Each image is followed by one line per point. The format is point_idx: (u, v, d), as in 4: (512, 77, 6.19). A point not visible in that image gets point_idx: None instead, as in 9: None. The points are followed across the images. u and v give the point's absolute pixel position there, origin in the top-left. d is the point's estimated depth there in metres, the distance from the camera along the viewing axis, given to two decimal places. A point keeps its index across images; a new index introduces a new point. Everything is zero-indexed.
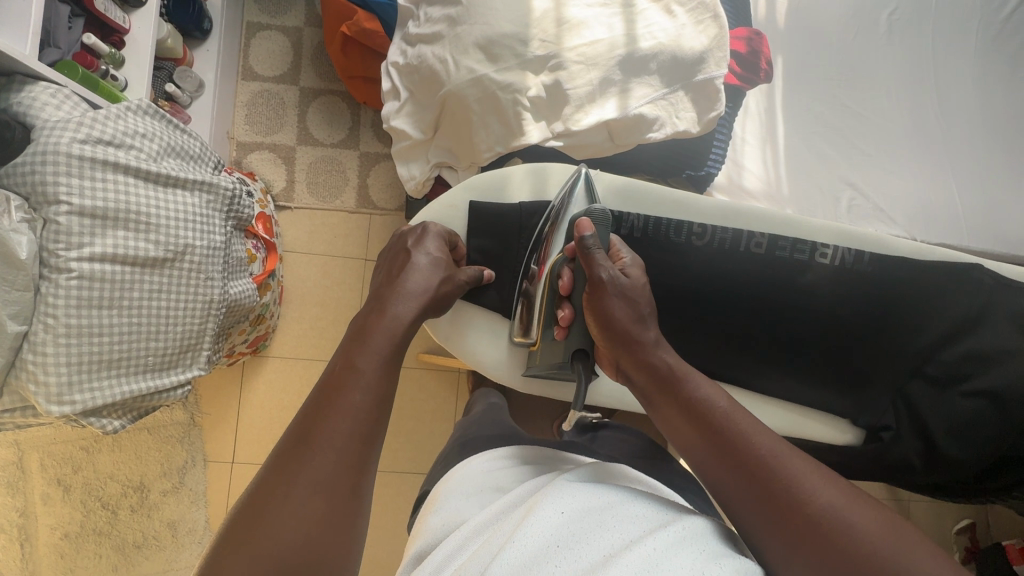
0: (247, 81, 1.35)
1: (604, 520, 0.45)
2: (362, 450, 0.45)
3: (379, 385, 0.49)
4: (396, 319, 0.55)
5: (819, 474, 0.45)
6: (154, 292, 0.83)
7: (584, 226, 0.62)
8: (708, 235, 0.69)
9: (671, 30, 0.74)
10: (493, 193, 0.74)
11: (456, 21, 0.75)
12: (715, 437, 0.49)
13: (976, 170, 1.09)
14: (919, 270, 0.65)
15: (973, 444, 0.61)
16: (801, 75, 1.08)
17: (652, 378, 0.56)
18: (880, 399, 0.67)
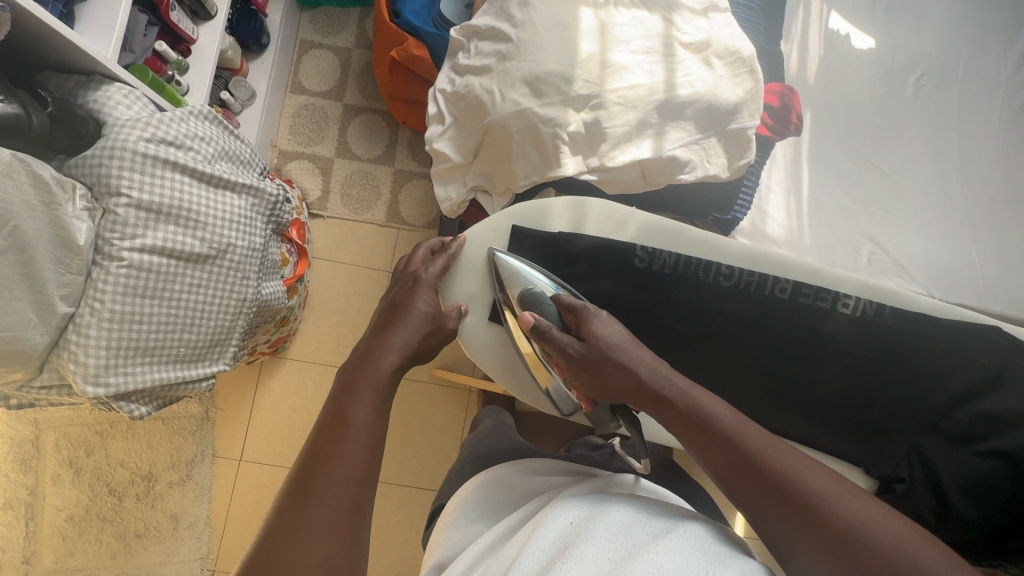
0: (295, 94, 1.42)
1: (613, 524, 0.47)
2: (363, 497, 0.49)
3: (373, 430, 0.53)
4: (379, 367, 0.59)
5: (815, 468, 0.51)
6: (194, 286, 0.87)
7: (527, 320, 0.66)
8: (735, 277, 0.70)
9: (709, 81, 0.77)
10: (533, 220, 0.76)
11: (506, 57, 0.80)
12: (725, 447, 0.54)
13: (996, 234, 1.11)
14: (944, 332, 0.66)
15: (983, 503, 0.62)
16: (828, 130, 1.12)
17: (652, 402, 0.60)
18: (896, 451, 0.67)
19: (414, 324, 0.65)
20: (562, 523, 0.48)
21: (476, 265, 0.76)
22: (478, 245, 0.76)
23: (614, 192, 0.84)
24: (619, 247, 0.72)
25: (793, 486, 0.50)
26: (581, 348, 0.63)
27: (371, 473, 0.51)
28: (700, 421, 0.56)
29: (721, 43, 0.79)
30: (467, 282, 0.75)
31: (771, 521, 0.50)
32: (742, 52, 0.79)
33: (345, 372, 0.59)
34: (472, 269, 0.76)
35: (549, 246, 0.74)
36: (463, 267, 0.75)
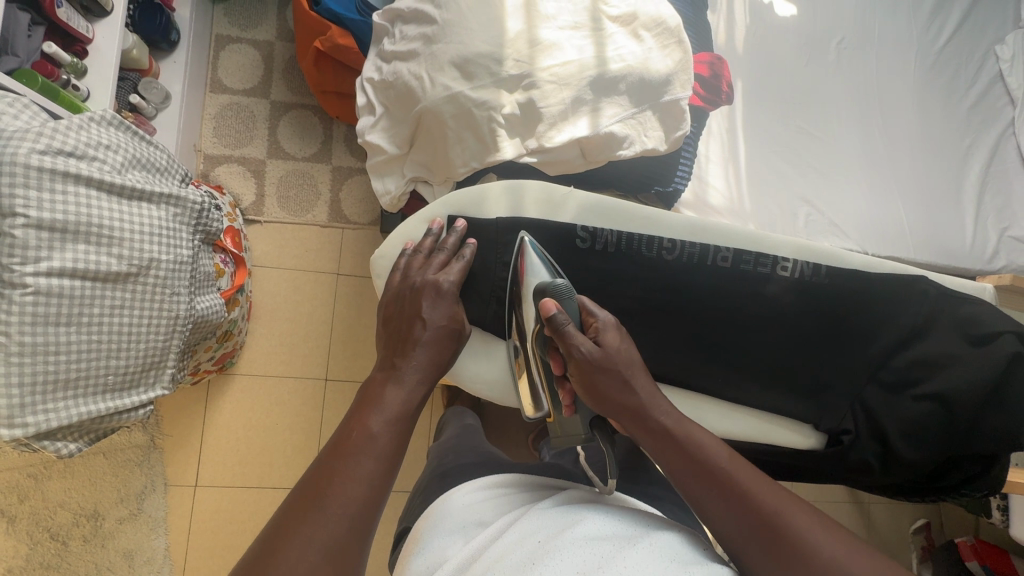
0: (215, 93, 1.33)
1: (583, 540, 0.49)
2: (368, 513, 0.48)
3: (388, 460, 0.51)
4: (403, 392, 0.57)
5: (817, 519, 0.51)
6: (116, 307, 0.80)
7: (547, 307, 0.62)
8: (677, 249, 0.71)
9: (639, 54, 0.76)
10: (468, 210, 0.75)
11: (432, 40, 0.77)
12: (723, 494, 0.53)
13: (918, 187, 1.18)
14: (877, 283, 0.67)
15: (924, 444, 0.61)
16: (759, 98, 1.14)
17: (654, 442, 0.59)
18: (838, 405, 0.67)
19: (443, 334, 0.64)
20: (536, 542, 0.49)
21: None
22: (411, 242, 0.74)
23: (556, 174, 0.83)
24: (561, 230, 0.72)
25: (794, 541, 0.49)
26: (597, 351, 0.60)
27: (383, 491, 0.50)
28: (704, 472, 0.55)
29: (648, 14, 0.77)
30: None
31: None
32: (668, 23, 0.78)
33: (374, 380, 0.58)
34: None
35: (490, 236, 0.73)
36: None
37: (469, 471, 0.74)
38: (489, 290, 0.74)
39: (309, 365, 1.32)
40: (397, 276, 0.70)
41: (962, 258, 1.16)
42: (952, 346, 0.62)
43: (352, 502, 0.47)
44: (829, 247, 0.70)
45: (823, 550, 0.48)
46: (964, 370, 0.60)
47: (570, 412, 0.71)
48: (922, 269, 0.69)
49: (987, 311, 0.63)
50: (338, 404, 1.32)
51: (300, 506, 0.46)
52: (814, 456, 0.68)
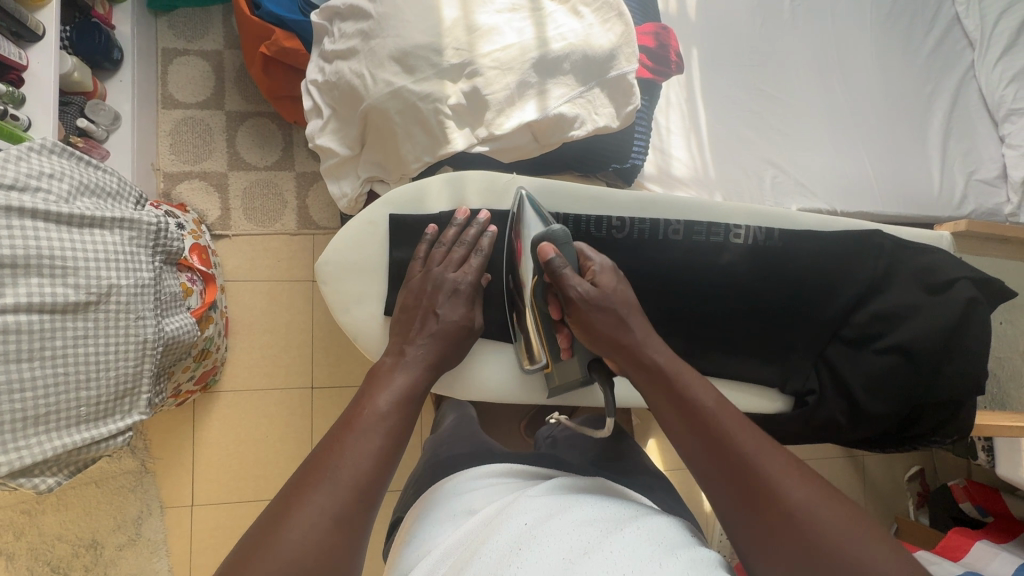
0: (168, 109, 1.30)
1: (581, 516, 0.51)
2: (374, 492, 0.49)
3: (394, 443, 0.52)
4: (407, 377, 0.59)
5: (798, 476, 0.48)
6: (80, 338, 0.79)
7: (545, 251, 0.62)
8: (627, 227, 0.69)
9: (580, 31, 0.74)
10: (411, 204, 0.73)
11: (369, 35, 0.75)
12: (705, 438, 0.52)
13: (882, 139, 1.17)
14: (833, 242, 0.66)
15: (888, 397, 0.62)
16: (715, 63, 1.13)
17: (647, 381, 0.58)
18: (803, 365, 0.65)
19: (456, 329, 0.65)
20: (520, 524, 0.49)
21: (361, 265, 0.73)
22: (356, 240, 0.73)
23: (510, 161, 0.81)
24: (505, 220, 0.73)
25: (767, 490, 0.47)
26: (593, 290, 0.61)
27: (389, 471, 0.51)
28: (688, 411, 0.54)
29: None
30: (356, 282, 0.72)
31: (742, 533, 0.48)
32: None
33: (381, 366, 0.60)
34: (352, 275, 0.73)
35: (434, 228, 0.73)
36: (352, 267, 0.73)
37: (449, 466, 0.74)
38: None
39: (294, 375, 1.32)
40: (417, 265, 0.70)
41: (929, 205, 1.16)
42: (912, 295, 0.62)
43: (356, 474, 0.48)
44: (779, 212, 0.69)
45: (797, 504, 0.46)
46: (926, 316, 0.60)
47: (568, 356, 0.69)
48: (877, 223, 0.69)
49: (942, 260, 0.63)
50: (326, 409, 1.32)
51: (306, 478, 0.48)
52: (784, 420, 0.66)
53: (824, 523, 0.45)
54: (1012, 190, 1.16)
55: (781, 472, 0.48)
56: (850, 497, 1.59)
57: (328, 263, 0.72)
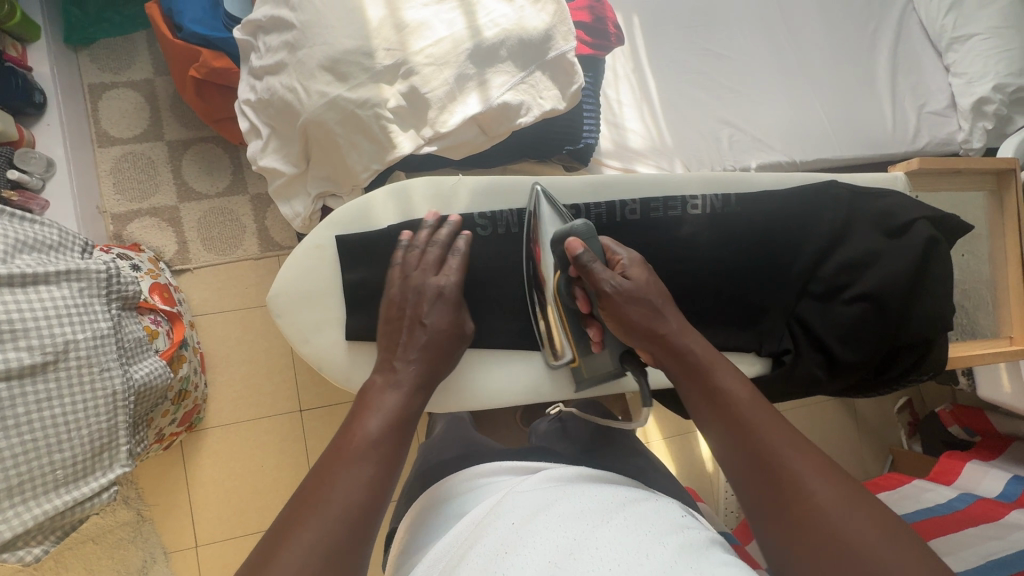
0: (105, 147, 1.25)
1: (569, 511, 0.50)
2: (364, 516, 0.48)
3: (382, 466, 0.51)
4: (397, 398, 0.58)
5: (824, 474, 0.48)
6: (43, 402, 0.76)
7: (573, 247, 0.61)
8: (582, 213, 0.68)
9: (512, 14, 0.72)
10: (359, 223, 0.71)
11: (296, 46, 0.72)
12: (735, 428, 0.53)
13: (831, 84, 1.17)
14: (789, 199, 0.66)
15: (862, 345, 0.62)
16: (658, 29, 1.11)
17: (680, 369, 0.59)
18: (776, 325, 0.65)
19: (446, 339, 0.64)
20: (508, 525, 0.49)
21: (313, 291, 0.70)
22: (304, 268, 0.70)
23: (462, 157, 0.79)
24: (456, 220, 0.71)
25: (792, 480, 0.48)
26: (624, 285, 0.60)
27: (383, 496, 0.50)
28: (720, 403, 0.55)
29: None
30: (314, 306, 0.70)
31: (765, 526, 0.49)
32: None
33: (374, 385, 0.59)
34: (311, 302, 0.69)
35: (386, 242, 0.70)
36: (304, 295, 0.70)
37: (442, 474, 0.73)
38: None
39: (281, 401, 1.30)
40: (396, 274, 0.66)
41: (886, 144, 1.16)
42: (873, 242, 0.62)
43: (345, 502, 0.48)
44: (734, 176, 0.69)
45: (819, 495, 0.46)
46: (890, 262, 0.60)
47: (599, 348, 0.68)
48: (830, 175, 0.69)
49: (899, 202, 0.64)
50: (319, 431, 1.30)
51: (294, 511, 0.47)
52: (764, 382, 0.66)
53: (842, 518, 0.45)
54: (962, 118, 1.17)
55: (807, 467, 0.48)
56: (845, 436, 1.64)
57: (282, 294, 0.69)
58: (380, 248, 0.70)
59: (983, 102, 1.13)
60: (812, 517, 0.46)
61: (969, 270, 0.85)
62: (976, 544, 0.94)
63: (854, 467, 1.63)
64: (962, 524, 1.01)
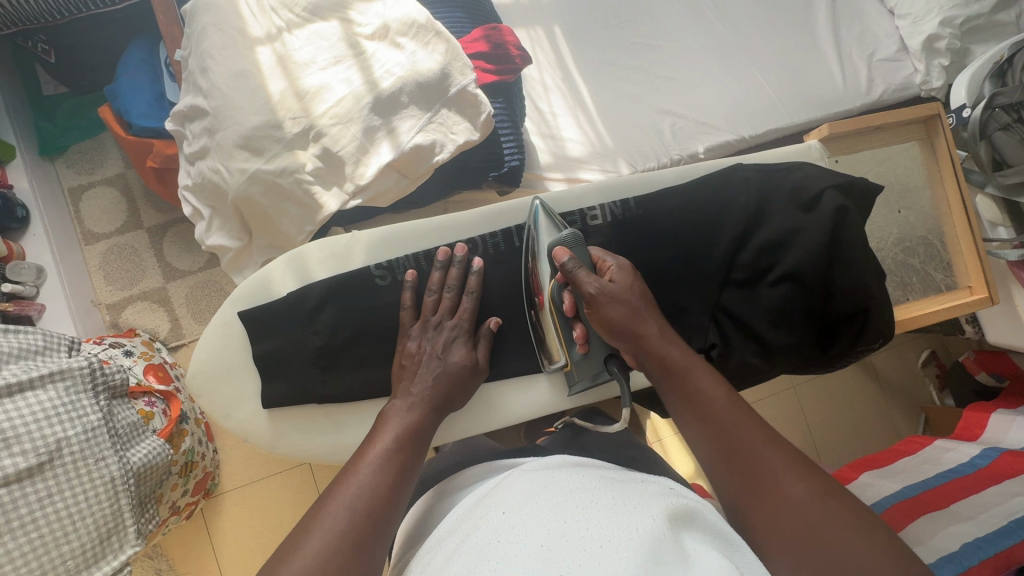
0: (92, 243, 1.33)
1: (559, 493, 0.50)
2: (378, 515, 0.49)
3: (386, 476, 0.52)
4: (400, 413, 0.60)
5: (796, 470, 0.47)
6: (45, 499, 0.76)
7: (559, 255, 0.60)
8: (480, 246, 0.73)
9: (405, 61, 0.74)
10: (260, 296, 0.71)
11: (213, 131, 0.76)
12: (715, 430, 0.52)
13: (771, 52, 1.15)
14: (691, 192, 0.65)
15: (791, 328, 0.61)
16: (582, 33, 1.11)
17: (656, 369, 0.57)
18: (701, 320, 0.64)
19: (460, 358, 0.66)
20: (495, 514, 0.49)
21: (231, 368, 0.71)
22: (215, 349, 0.71)
23: (390, 203, 0.81)
24: (355, 279, 0.70)
25: (766, 483, 0.47)
26: (606, 288, 0.58)
27: (395, 501, 0.51)
28: (697, 402, 0.53)
29: (397, 19, 0.74)
30: (242, 380, 0.71)
31: (749, 529, 0.48)
32: (419, 19, 0.74)
33: (392, 407, 0.61)
34: (236, 374, 0.71)
35: (287, 313, 0.69)
36: (223, 373, 0.71)
37: None
38: (305, 362, 0.69)
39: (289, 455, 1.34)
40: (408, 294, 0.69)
41: (840, 101, 1.12)
42: (791, 220, 0.60)
43: (370, 498, 0.49)
44: (630, 180, 0.68)
45: (795, 497, 0.46)
46: (807, 238, 0.59)
47: (584, 350, 0.65)
48: (734, 157, 0.69)
49: (808, 175, 0.63)
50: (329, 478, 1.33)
51: (316, 508, 0.48)
52: None
53: (805, 508, 0.45)
54: (916, 60, 1.13)
55: (785, 468, 0.47)
56: (868, 400, 1.57)
57: (203, 371, 0.70)
58: (286, 319, 0.69)
59: (933, 39, 1.09)
60: (793, 522, 0.45)
61: (913, 224, 0.89)
62: (999, 503, 0.88)
63: (883, 431, 1.56)
64: (987, 483, 0.95)
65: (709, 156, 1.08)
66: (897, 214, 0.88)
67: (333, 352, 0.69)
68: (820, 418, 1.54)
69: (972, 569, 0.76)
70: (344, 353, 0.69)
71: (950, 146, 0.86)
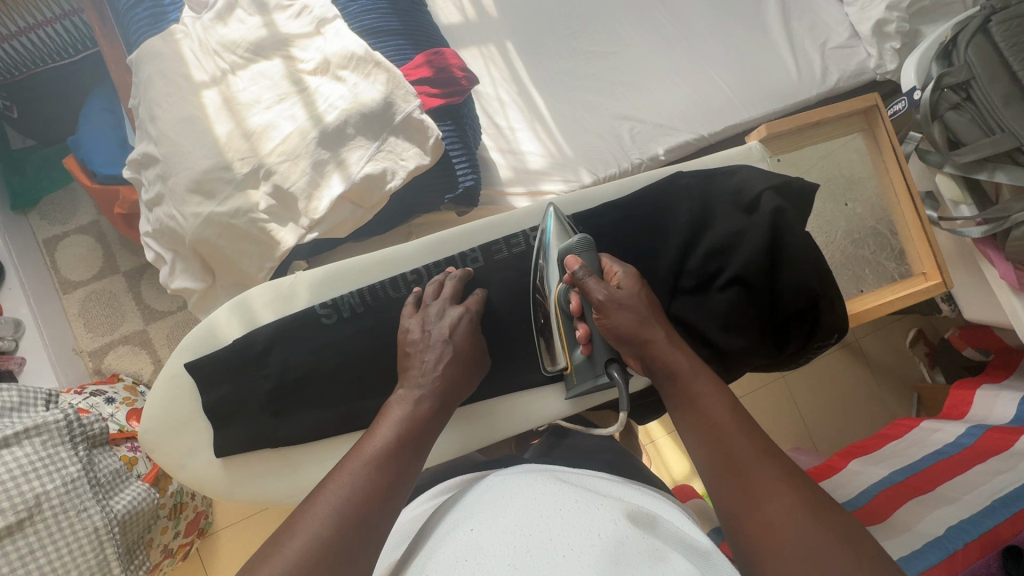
0: (70, 292, 1.34)
1: (530, 503, 0.51)
2: (368, 516, 0.48)
3: (378, 478, 0.51)
4: (414, 411, 0.59)
5: (792, 489, 0.47)
6: (27, 554, 0.77)
7: (570, 262, 0.62)
8: (424, 277, 0.73)
9: (347, 94, 0.75)
10: (204, 345, 0.70)
11: (165, 177, 0.76)
12: (717, 439, 0.52)
13: (724, 49, 1.15)
14: (632, 204, 0.68)
15: (741, 330, 0.63)
16: (535, 47, 1.12)
17: (662, 375, 0.58)
18: None
19: (458, 351, 0.65)
20: (467, 533, 0.49)
21: (180, 420, 0.70)
22: (162, 402, 0.70)
23: (348, 233, 0.81)
24: (299, 320, 0.70)
25: (760, 497, 0.47)
26: (615, 294, 0.60)
27: (388, 504, 0.50)
28: (700, 410, 0.55)
29: (337, 53, 0.76)
30: (193, 429, 0.70)
31: (741, 540, 0.47)
32: (358, 52, 0.75)
33: (391, 401, 0.60)
34: (186, 424, 0.70)
35: (235, 358, 0.69)
36: (173, 425, 0.70)
37: None
38: (256, 405, 0.69)
39: None
40: (411, 307, 0.69)
41: (797, 91, 1.13)
42: (733, 222, 0.62)
43: (352, 501, 0.49)
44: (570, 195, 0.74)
45: (785, 513, 0.45)
46: (751, 240, 0.61)
47: (587, 352, 0.66)
48: (674, 163, 0.71)
49: (747, 176, 0.65)
50: None
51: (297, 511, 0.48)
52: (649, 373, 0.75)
53: (793, 525, 0.44)
54: (868, 45, 1.13)
55: (780, 485, 0.47)
56: (859, 385, 1.56)
57: (155, 425, 0.70)
58: (238, 362, 0.69)
59: (882, 24, 1.10)
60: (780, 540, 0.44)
61: (862, 215, 1.02)
62: (984, 482, 0.87)
63: (878, 415, 1.55)
64: (972, 462, 0.94)
65: (671, 157, 1.08)
66: (843, 207, 1.01)
67: (297, 388, 0.70)
68: (812, 405, 1.53)
69: (957, 553, 0.76)
70: (294, 395, 0.70)
71: (890, 137, 0.97)
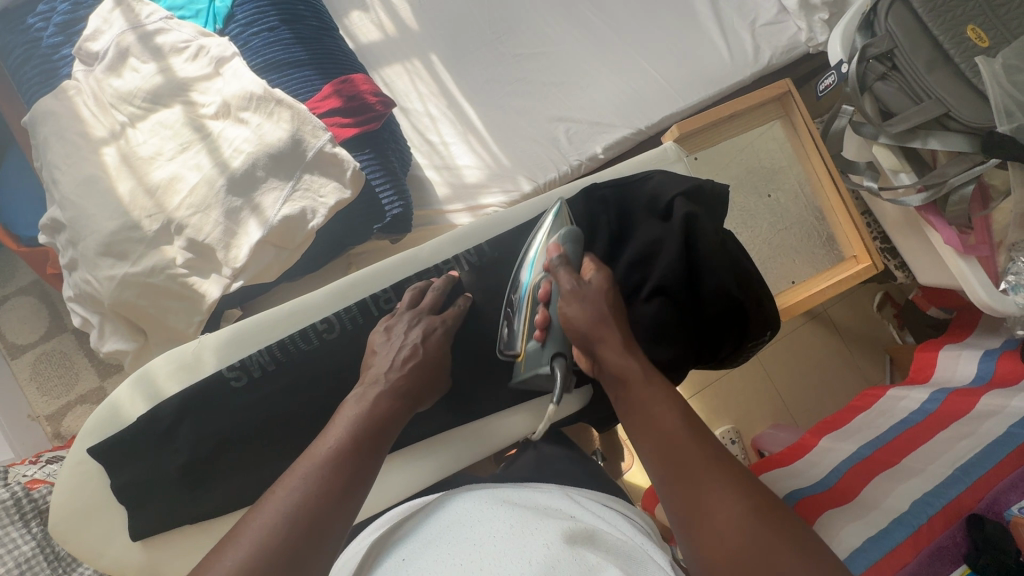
0: (18, 357, 1.29)
1: (470, 531, 0.50)
2: (315, 530, 0.47)
3: (327, 484, 0.50)
4: (374, 408, 0.58)
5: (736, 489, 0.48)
6: None
7: (551, 249, 0.65)
8: (336, 325, 0.71)
9: (252, 136, 0.72)
10: (107, 427, 0.67)
11: (74, 242, 0.73)
12: (665, 441, 0.52)
13: (655, 38, 1.13)
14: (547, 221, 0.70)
15: (670, 339, 0.65)
16: (460, 55, 1.09)
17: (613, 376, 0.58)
18: None
19: (416, 353, 0.64)
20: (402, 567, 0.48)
21: (95, 504, 0.67)
22: (72, 490, 0.67)
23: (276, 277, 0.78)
24: (209, 387, 0.67)
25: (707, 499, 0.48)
26: (585, 288, 0.61)
27: (339, 515, 0.49)
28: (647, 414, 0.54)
29: (234, 95, 0.73)
30: (112, 511, 0.67)
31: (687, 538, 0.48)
32: (257, 91, 0.73)
33: (352, 396, 0.59)
34: (104, 507, 0.67)
35: (147, 433, 0.66)
36: (90, 509, 0.67)
37: None
38: (174, 480, 0.66)
39: None
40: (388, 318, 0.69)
41: (733, 73, 1.11)
42: (650, 230, 0.66)
43: (304, 500, 0.48)
44: (477, 228, 0.76)
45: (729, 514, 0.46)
46: (668, 248, 0.64)
47: (539, 339, 0.66)
48: (589, 176, 0.74)
49: (660, 182, 0.69)
50: None
51: (234, 530, 0.46)
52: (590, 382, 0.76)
53: (739, 529, 0.45)
54: (797, 19, 1.12)
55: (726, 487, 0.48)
56: (832, 355, 1.57)
57: (65, 514, 0.67)
58: (151, 434, 0.66)
59: None
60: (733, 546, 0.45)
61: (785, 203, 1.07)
62: (946, 450, 0.88)
63: (852, 382, 1.56)
64: (934, 429, 0.95)
65: (610, 154, 1.06)
66: (767, 197, 1.06)
67: (237, 445, 0.68)
68: (787, 381, 1.53)
69: (922, 528, 0.76)
70: (216, 462, 0.67)
71: (804, 120, 1.02)
